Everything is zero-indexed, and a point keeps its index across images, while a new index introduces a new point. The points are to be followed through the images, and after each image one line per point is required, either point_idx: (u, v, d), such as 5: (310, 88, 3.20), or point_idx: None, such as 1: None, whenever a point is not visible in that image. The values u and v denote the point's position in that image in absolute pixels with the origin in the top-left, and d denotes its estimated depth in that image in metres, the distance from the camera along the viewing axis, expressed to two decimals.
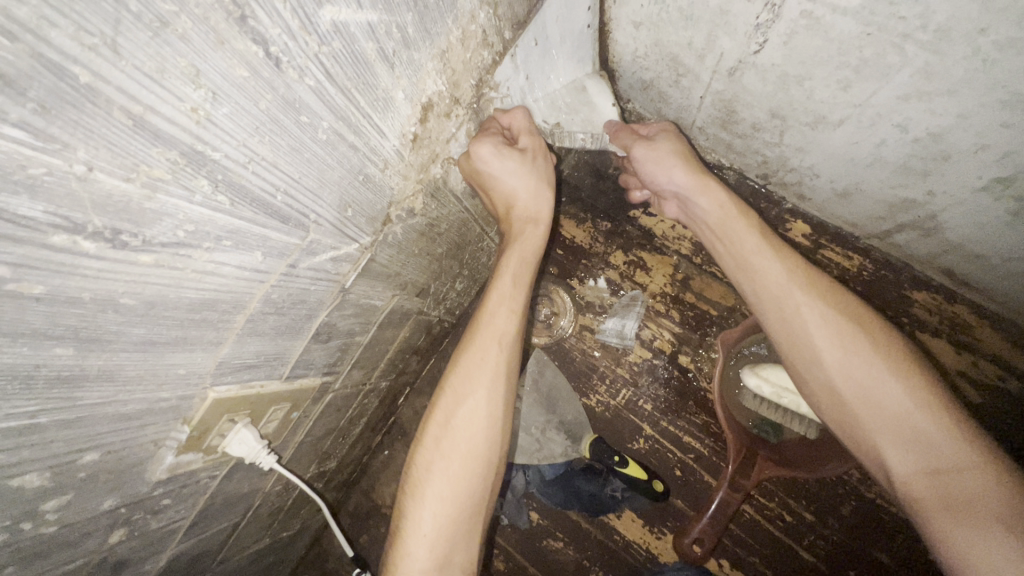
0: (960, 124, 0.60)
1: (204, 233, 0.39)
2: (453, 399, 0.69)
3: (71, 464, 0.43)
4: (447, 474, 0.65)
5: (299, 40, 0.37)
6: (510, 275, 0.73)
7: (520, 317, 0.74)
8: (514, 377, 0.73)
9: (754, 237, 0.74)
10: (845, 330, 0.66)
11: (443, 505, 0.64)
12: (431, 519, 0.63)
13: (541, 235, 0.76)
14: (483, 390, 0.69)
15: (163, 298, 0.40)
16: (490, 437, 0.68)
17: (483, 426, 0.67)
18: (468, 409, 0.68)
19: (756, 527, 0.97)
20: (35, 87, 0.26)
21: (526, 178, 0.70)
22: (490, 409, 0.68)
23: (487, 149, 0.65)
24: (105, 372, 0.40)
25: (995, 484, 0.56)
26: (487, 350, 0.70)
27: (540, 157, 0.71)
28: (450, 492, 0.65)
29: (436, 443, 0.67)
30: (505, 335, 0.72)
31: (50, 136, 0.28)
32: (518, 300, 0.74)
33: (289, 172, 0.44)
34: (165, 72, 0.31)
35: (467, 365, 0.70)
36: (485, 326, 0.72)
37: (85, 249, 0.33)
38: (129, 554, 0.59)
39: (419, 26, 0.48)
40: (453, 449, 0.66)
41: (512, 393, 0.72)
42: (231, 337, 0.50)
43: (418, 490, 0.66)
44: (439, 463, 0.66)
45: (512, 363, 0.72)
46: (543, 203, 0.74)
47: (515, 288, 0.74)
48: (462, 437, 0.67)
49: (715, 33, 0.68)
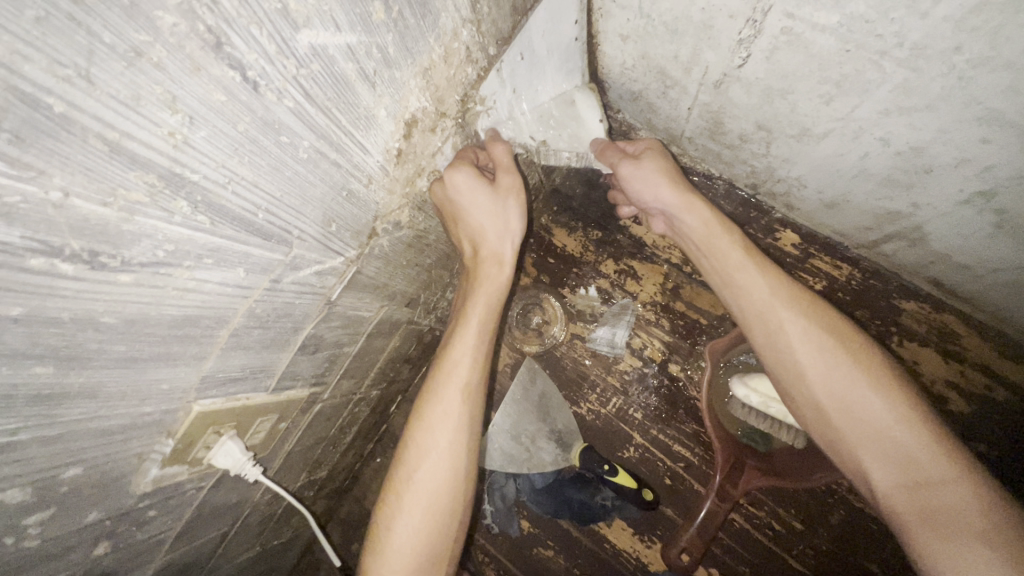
0: (940, 138, 0.61)
1: (185, 252, 0.40)
2: (416, 453, 0.69)
3: (54, 479, 0.44)
4: (408, 527, 0.66)
5: (276, 63, 0.38)
6: (474, 324, 0.72)
7: (484, 364, 0.73)
8: (477, 428, 0.73)
9: (739, 252, 0.75)
10: (828, 347, 0.67)
11: (404, 557, 0.65)
12: (393, 572, 0.65)
13: (505, 278, 0.73)
14: (444, 442, 0.69)
15: (145, 316, 0.41)
16: (450, 492, 0.68)
17: (445, 479, 0.68)
18: (429, 464, 0.68)
19: (746, 536, 0.97)
20: (9, 119, 0.26)
21: (493, 218, 0.68)
22: (452, 462, 0.69)
23: (462, 176, 0.64)
24: (87, 389, 0.41)
25: (973, 496, 0.57)
26: (448, 403, 0.70)
27: (516, 196, 0.68)
28: (411, 546, 0.66)
29: (399, 496, 0.68)
30: (466, 389, 0.71)
31: (25, 164, 0.28)
32: (482, 349, 0.73)
33: (269, 191, 0.44)
34: (141, 100, 0.31)
35: (430, 417, 0.70)
36: (447, 377, 0.71)
37: (63, 271, 0.33)
38: (114, 566, 0.60)
39: (400, 45, 0.48)
40: (414, 502, 0.67)
41: (473, 447, 0.72)
42: (215, 351, 0.51)
43: (382, 542, 0.67)
44: (402, 515, 0.67)
45: (475, 414, 0.72)
46: (509, 249, 0.71)
47: (478, 338, 0.73)
48: (426, 487, 0.68)
49: (700, 47, 0.69)
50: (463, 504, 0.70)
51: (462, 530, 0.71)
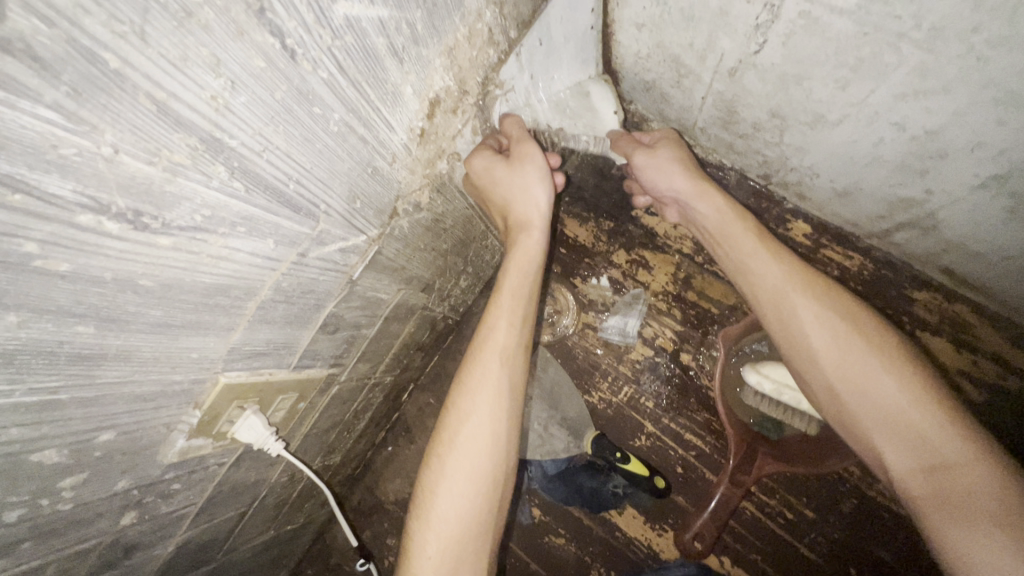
0: (956, 121, 0.61)
1: (220, 219, 0.41)
2: (457, 418, 0.69)
3: (89, 442, 0.45)
4: (451, 493, 0.66)
5: (313, 33, 0.39)
6: (509, 292, 0.73)
7: (522, 331, 0.74)
8: (517, 394, 0.73)
9: (752, 239, 0.76)
10: (841, 331, 0.67)
11: (448, 525, 0.65)
12: (436, 539, 0.64)
13: (535, 247, 0.74)
14: (485, 407, 0.69)
15: (180, 281, 0.42)
16: (493, 457, 0.68)
17: (486, 444, 0.68)
18: (471, 430, 0.68)
19: (757, 525, 0.98)
20: (68, 71, 0.27)
21: (518, 184, 0.70)
22: (493, 428, 0.69)
23: (476, 163, 0.70)
24: (123, 352, 0.42)
25: (994, 481, 0.56)
26: (488, 367, 0.71)
27: (530, 159, 0.70)
28: (455, 513, 0.65)
29: (441, 462, 0.68)
30: (506, 352, 0.72)
31: (80, 118, 0.29)
32: (519, 314, 0.74)
33: (301, 163, 0.45)
34: (188, 61, 0.32)
35: (468, 385, 0.70)
36: (487, 342, 0.72)
37: (108, 230, 0.34)
38: (139, 538, 0.61)
39: (427, 22, 0.49)
40: (458, 468, 0.67)
41: (515, 411, 0.72)
42: (243, 322, 0.51)
43: (425, 510, 0.66)
44: (445, 482, 0.66)
45: (515, 379, 0.73)
46: (533, 209, 0.73)
47: (513, 303, 0.73)
48: (467, 453, 0.67)
49: (716, 34, 0.70)
50: (506, 470, 0.70)
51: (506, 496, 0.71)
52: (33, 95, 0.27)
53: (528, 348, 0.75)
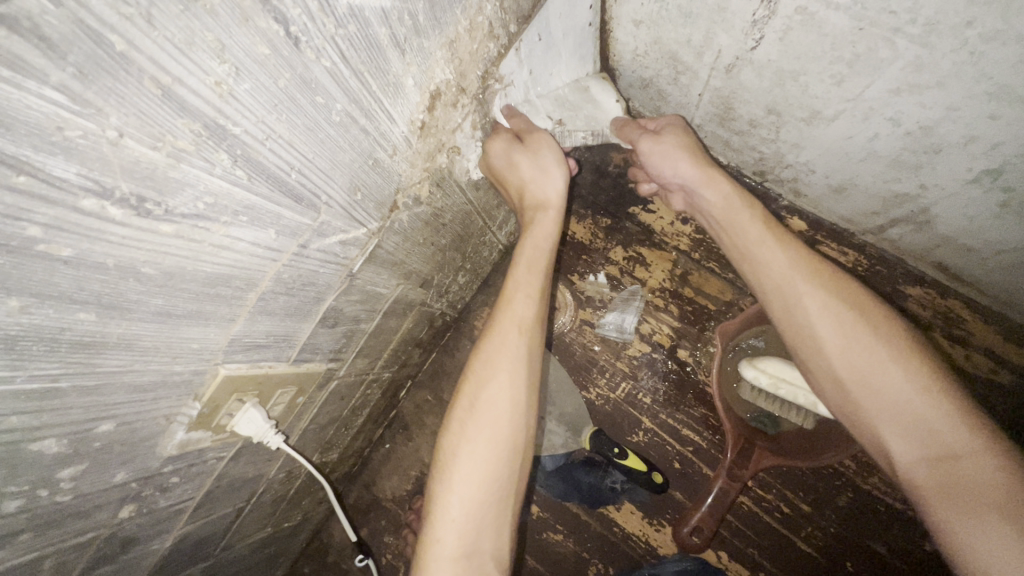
0: (949, 116, 0.62)
1: (222, 207, 0.41)
2: (476, 384, 0.69)
3: (88, 433, 0.44)
4: (473, 457, 0.66)
5: (317, 21, 0.39)
6: (524, 262, 0.75)
7: (539, 303, 0.74)
8: (536, 363, 0.73)
9: (758, 227, 0.76)
10: (848, 318, 0.68)
11: (470, 490, 0.65)
12: (459, 503, 0.64)
13: (551, 223, 0.76)
14: (505, 374, 0.69)
15: (182, 270, 0.41)
16: (514, 422, 0.68)
17: (507, 409, 0.68)
18: (491, 395, 0.68)
19: (754, 519, 0.98)
20: (74, 52, 0.27)
21: (538, 168, 0.73)
22: (512, 393, 0.69)
23: (497, 146, 0.73)
24: (124, 341, 0.41)
25: (995, 467, 0.57)
26: (508, 336, 0.71)
27: (544, 145, 0.73)
28: (477, 477, 0.65)
29: (461, 429, 0.68)
30: (523, 322, 0.72)
31: (85, 101, 0.29)
32: (536, 284, 0.75)
33: (303, 152, 0.45)
34: (193, 46, 0.32)
35: (488, 352, 0.71)
36: (505, 313, 0.73)
37: (111, 215, 0.34)
38: (137, 532, 0.60)
39: (429, 14, 0.50)
40: (479, 430, 0.67)
41: (534, 379, 0.72)
42: (243, 314, 0.51)
43: (445, 479, 0.66)
44: (465, 448, 0.66)
45: (534, 347, 0.73)
46: (550, 190, 0.75)
47: (531, 274, 0.75)
48: (488, 417, 0.67)
49: (713, 30, 0.71)
50: (526, 436, 0.70)
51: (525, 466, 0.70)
52: (39, 75, 0.27)
53: (545, 318, 0.76)
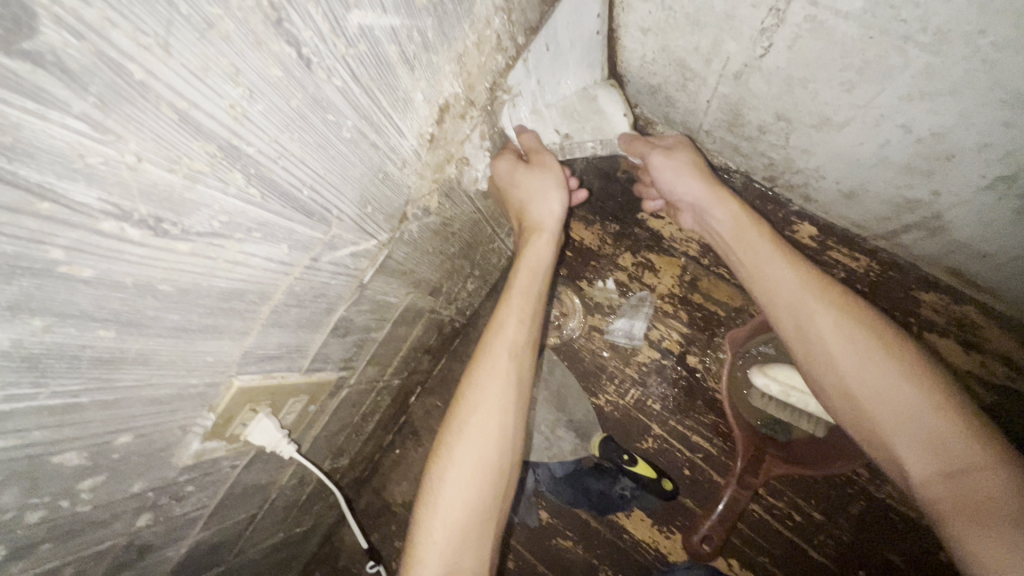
0: (962, 123, 0.61)
1: (237, 225, 0.42)
2: (466, 408, 0.71)
3: (107, 444, 0.45)
4: (457, 481, 0.66)
5: (328, 42, 0.39)
6: (519, 287, 0.77)
7: (530, 330, 0.76)
8: (525, 388, 0.74)
9: (766, 247, 0.77)
10: (858, 337, 0.67)
11: (454, 513, 0.65)
12: (442, 526, 0.65)
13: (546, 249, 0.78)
14: (493, 398, 0.70)
15: (197, 286, 0.42)
16: (500, 444, 0.69)
17: (494, 432, 0.69)
18: (479, 418, 0.69)
19: (765, 526, 0.98)
20: (95, 82, 0.28)
21: (545, 185, 0.75)
22: (499, 418, 0.70)
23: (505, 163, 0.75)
24: (142, 355, 0.42)
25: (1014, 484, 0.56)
26: (497, 360, 0.72)
27: (551, 166, 0.75)
28: (461, 500, 0.66)
29: (449, 449, 0.69)
30: (515, 347, 0.74)
31: (105, 128, 0.30)
32: (527, 311, 0.76)
33: (314, 169, 0.46)
34: (208, 71, 0.33)
35: (478, 375, 0.72)
36: (496, 337, 0.74)
37: (130, 236, 0.35)
38: (153, 539, 0.61)
39: (438, 30, 0.50)
40: (464, 453, 0.67)
41: (522, 404, 0.73)
42: (256, 327, 0.52)
43: (431, 499, 0.67)
44: (452, 468, 0.67)
45: (524, 372, 0.74)
46: (550, 210, 0.77)
47: (520, 300, 0.77)
48: (475, 441, 0.68)
49: (721, 38, 0.71)
50: (511, 460, 0.70)
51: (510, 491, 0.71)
52: (61, 105, 0.27)
53: (535, 344, 0.77)
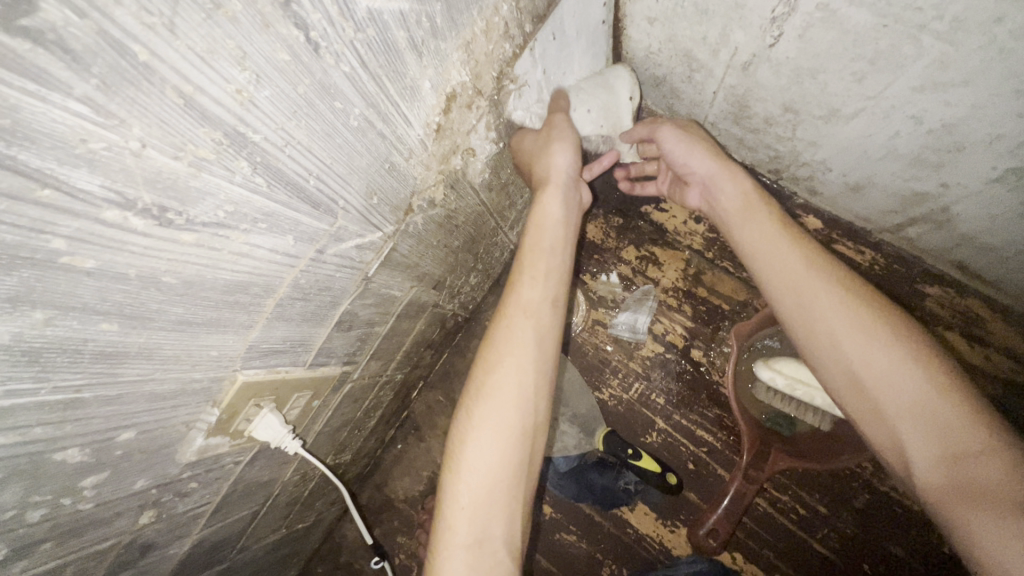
0: (974, 114, 0.61)
1: (242, 215, 0.41)
2: (484, 371, 0.67)
3: (110, 441, 0.44)
4: (479, 444, 0.63)
5: (337, 26, 0.38)
6: (541, 237, 0.73)
7: (551, 283, 0.72)
8: (550, 343, 0.69)
9: (770, 227, 0.76)
10: (864, 316, 0.66)
11: (479, 477, 0.61)
12: (467, 491, 0.61)
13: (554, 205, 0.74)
14: (512, 358, 0.66)
15: (201, 278, 0.41)
16: (522, 403, 0.65)
17: (513, 392, 0.65)
18: (498, 380, 0.65)
19: (769, 520, 0.98)
20: (98, 63, 0.27)
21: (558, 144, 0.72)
22: (519, 377, 0.65)
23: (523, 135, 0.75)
24: (145, 349, 0.41)
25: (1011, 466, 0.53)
26: (513, 320, 0.69)
27: (562, 125, 0.73)
28: (485, 464, 0.62)
29: (469, 415, 0.65)
30: (531, 305, 0.70)
31: (109, 112, 0.29)
32: (547, 265, 0.72)
33: (321, 158, 0.44)
34: (215, 54, 0.32)
35: (495, 337, 0.68)
36: (513, 297, 0.70)
37: (133, 225, 0.34)
38: (155, 537, 0.60)
39: (446, 16, 0.49)
40: (484, 417, 0.64)
41: (545, 359, 0.68)
42: (261, 321, 0.51)
43: (454, 467, 0.63)
44: (473, 432, 0.63)
45: (546, 328, 0.70)
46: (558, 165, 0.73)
47: (536, 259, 0.72)
48: (496, 402, 0.64)
49: (730, 27, 0.70)
50: (536, 417, 0.66)
51: (537, 452, 0.67)
52: (62, 87, 0.26)
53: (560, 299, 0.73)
